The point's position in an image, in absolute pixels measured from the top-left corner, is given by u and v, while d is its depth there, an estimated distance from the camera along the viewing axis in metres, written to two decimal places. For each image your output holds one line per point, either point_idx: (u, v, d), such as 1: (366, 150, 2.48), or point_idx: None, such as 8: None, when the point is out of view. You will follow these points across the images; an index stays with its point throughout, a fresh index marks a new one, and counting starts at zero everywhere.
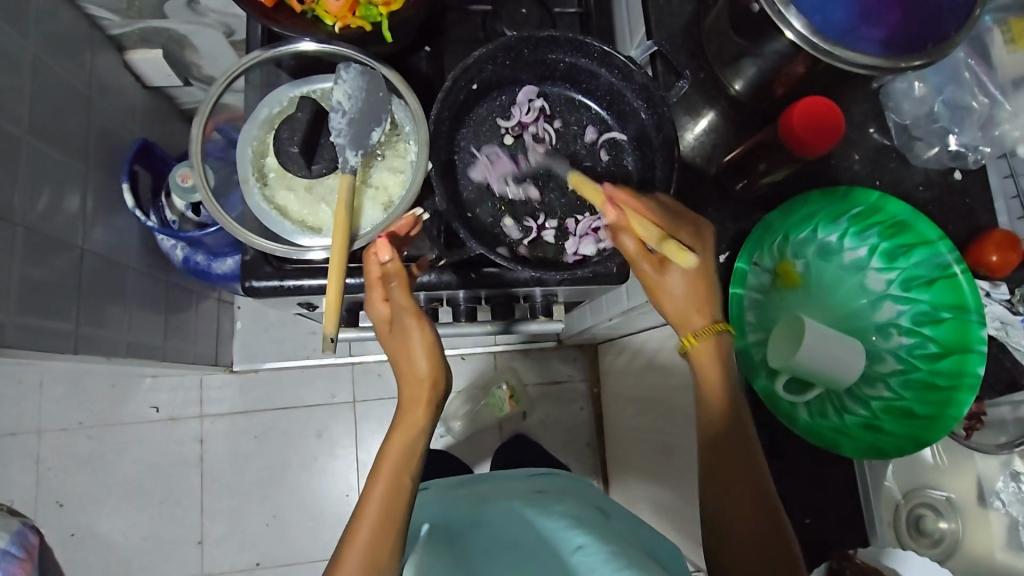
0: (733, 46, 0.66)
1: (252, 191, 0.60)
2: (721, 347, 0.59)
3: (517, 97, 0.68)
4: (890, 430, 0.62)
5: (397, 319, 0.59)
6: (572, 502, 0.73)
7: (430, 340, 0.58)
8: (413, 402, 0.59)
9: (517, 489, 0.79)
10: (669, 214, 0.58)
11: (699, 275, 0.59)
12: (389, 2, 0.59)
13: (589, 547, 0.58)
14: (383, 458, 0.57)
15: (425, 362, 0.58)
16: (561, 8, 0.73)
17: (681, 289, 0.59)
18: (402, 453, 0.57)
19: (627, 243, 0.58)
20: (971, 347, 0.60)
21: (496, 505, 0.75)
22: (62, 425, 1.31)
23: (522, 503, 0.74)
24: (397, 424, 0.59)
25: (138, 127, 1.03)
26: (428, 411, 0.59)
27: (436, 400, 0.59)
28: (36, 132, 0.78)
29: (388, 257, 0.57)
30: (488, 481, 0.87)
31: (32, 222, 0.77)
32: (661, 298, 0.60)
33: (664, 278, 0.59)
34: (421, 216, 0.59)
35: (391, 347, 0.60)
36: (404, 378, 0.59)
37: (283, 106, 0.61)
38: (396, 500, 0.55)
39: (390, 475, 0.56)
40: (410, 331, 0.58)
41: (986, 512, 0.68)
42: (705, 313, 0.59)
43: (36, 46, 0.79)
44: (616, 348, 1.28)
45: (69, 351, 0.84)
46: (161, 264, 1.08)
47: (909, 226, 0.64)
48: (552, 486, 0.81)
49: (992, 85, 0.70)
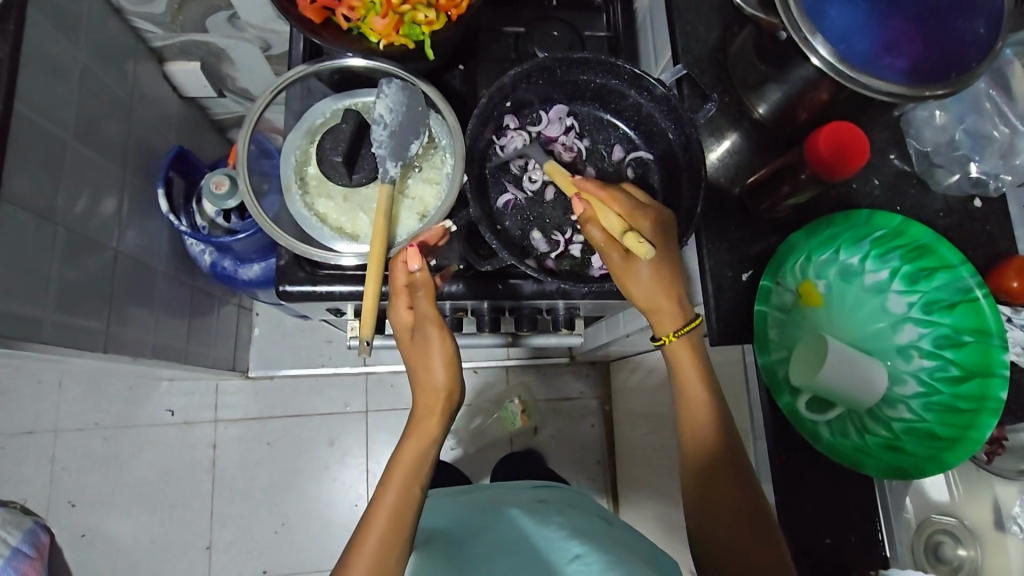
0: (759, 72, 0.69)
1: (294, 198, 0.62)
2: (694, 345, 0.63)
3: (548, 115, 0.71)
4: (912, 451, 0.62)
5: (419, 327, 0.60)
6: (575, 513, 0.74)
7: (450, 351, 0.59)
8: (428, 411, 0.60)
9: (518, 499, 0.79)
10: (636, 207, 0.59)
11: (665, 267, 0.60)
12: (432, 22, 0.60)
13: (586, 557, 0.61)
14: (394, 468, 0.58)
15: (442, 374, 0.59)
16: (590, 32, 0.76)
17: (646, 281, 0.60)
18: (416, 460, 0.58)
19: (594, 233, 0.60)
20: (994, 371, 0.60)
21: (496, 514, 0.75)
22: (79, 426, 1.32)
23: (522, 512, 0.73)
24: (410, 432, 0.59)
25: (172, 135, 1.07)
26: (442, 420, 0.60)
27: (449, 410, 0.61)
28: (80, 137, 0.81)
29: (416, 267, 0.57)
30: (488, 489, 0.87)
31: (72, 223, 0.79)
32: (629, 284, 0.60)
33: (630, 267, 0.60)
34: (451, 227, 0.59)
35: (410, 354, 0.61)
36: (420, 386, 0.60)
37: (326, 118, 0.64)
38: (407, 507, 0.56)
39: (399, 485, 0.56)
40: (430, 340, 0.59)
41: (1004, 537, 0.67)
42: (671, 301, 0.61)
43: (84, 55, 0.82)
44: (629, 366, 1.29)
45: (99, 350, 0.86)
46: (188, 269, 1.11)
47: (931, 250, 0.65)
48: (556, 496, 0.81)
49: (1013, 115, 0.70)
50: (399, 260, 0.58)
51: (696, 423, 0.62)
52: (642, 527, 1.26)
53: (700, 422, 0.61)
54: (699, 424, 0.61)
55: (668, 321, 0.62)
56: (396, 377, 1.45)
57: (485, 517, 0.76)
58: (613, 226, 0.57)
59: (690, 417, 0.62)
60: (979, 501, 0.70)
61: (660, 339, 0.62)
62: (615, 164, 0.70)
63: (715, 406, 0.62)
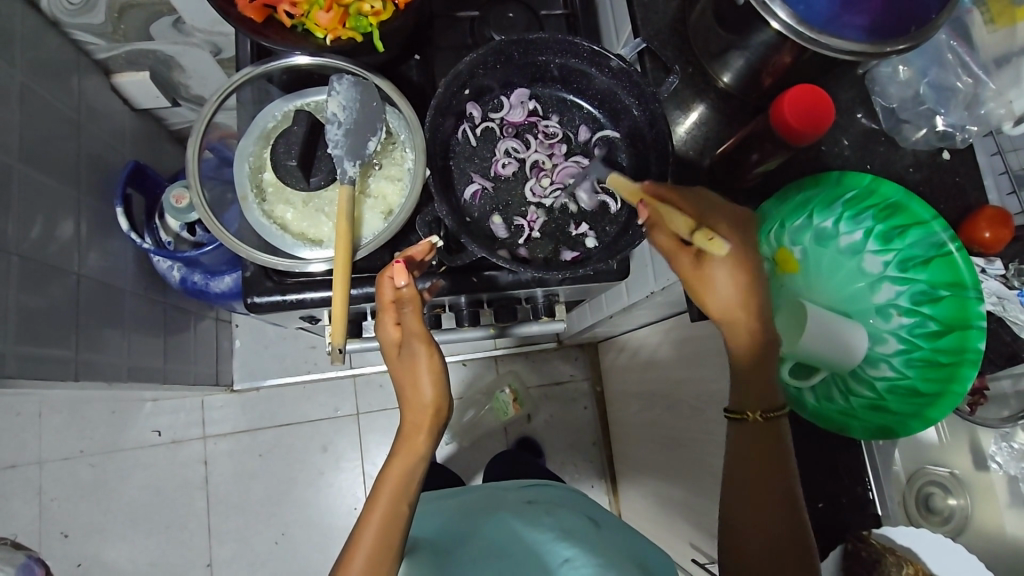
0: (720, 40, 0.67)
1: (251, 207, 0.59)
2: (774, 432, 0.56)
3: (510, 100, 0.68)
4: (896, 409, 0.63)
5: (406, 343, 0.58)
6: (564, 513, 0.74)
7: (438, 368, 0.58)
8: (415, 429, 0.58)
9: (506, 500, 0.79)
10: (700, 206, 0.56)
11: (737, 267, 0.55)
12: (379, 12, 0.58)
13: (576, 561, 0.64)
14: (381, 485, 0.56)
15: (430, 389, 0.58)
16: (548, 11, 0.73)
17: (723, 283, 0.55)
18: (402, 479, 0.57)
19: (657, 235, 0.56)
20: (971, 323, 0.61)
21: (486, 520, 0.74)
22: (63, 455, 1.29)
23: (512, 515, 0.74)
24: (397, 449, 0.58)
25: (128, 150, 1.03)
26: (429, 438, 0.58)
27: (438, 427, 0.59)
28: (27, 159, 0.78)
29: (402, 283, 0.56)
30: (474, 490, 0.86)
31: (27, 251, 0.76)
32: (703, 294, 0.56)
33: (705, 272, 0.55)
34: (437, 241, 0.59)
35: (396, 370, 0.59)
36: (407, 403, 0.59)
37: (277, 121, 0.62)
38: (393, 527, 0.55)
39: (386, 503, 0.55)
40: (418, 356, 0.58)
41: (987, 474, 0.72)
42: (747, 310, 0.55)
43: (23, 73, 0.79)
44: (617, 346, 1.28)
45: (69, 378, 0.83)
46: (158, 287, 1.08)
47: (902, 208, 0.65)
48: (543, 494, 0.82)
49: (975, 64, 0.69)
50: (385, 275, 0.57)
51: (754, 408, 0.56)
52: (639, 505, 1.27)
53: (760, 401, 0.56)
54: (766, 408, 0.56)
55: (745, 326, 0.56)
56: (385, 377, 1.43)
57: (472, 523, 0.75)
58: (678, 223, 0.53)
59: (741, 398, 0.57)
60: (965, 449, 0.73)
61: (741, 413, 0.57)
62: (581, 145, 0.69)
63: (775, 391, 0.57)
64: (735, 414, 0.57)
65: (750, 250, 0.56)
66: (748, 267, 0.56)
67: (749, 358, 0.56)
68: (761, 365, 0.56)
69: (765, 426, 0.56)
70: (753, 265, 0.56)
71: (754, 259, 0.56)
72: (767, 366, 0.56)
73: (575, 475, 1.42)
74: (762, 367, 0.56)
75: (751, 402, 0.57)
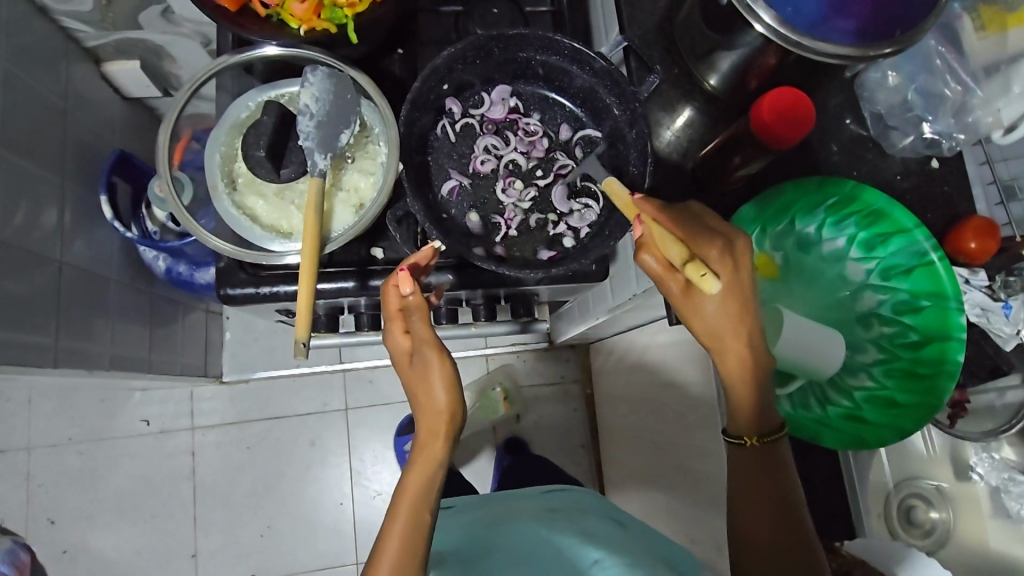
0: (705, 40, 0.66)
1: (221, 197, 0.59)
2: (774, 454, 0.56)
3: (490, 96, 0.67)
4: (873, 420, 0.62)
5: (417, 351, 0.58)
6: (589, 520, 0.73)
7: (451, 373, 0.58)
8: (432, 435, 0.57)
9: (528, 510, 0.78)
10: (700, 231, 0.55)
11: (732, 296, 0.54)
12: (354, 4, 0.56)
13: (605, 562, 0.62)
14: (402, 492, 0.55)
15: (444, 395, 0.57)
16: (533, 8, 0.72)
17: (716, 312, 0.54)
18: (422, 486, 0.55)
19: (650, 262, 0.55)
20: (951, 334, 0.60)
21: (508, 532, 0.73)
22: (52, 442, 1.30)
23: (537, 524, 0.73)
24: (415, 457, 0.57)
25: (117, 139, 1.03)
26: (446, 446, 0.57)
27: (455, 434, 0.58)
28: (9, 146, 0.78)
29: (409, 290, 0.57)
30: (495, 501, 0.85)
31: (8, 237, 0.76)
32: (694, 320, 0.56)
33: (695, 300, 0.55)
34: (440, 247, 0.60)
35: (409, 378, 0.59)
36: (421, 410, 0.58)
37: (250, 111, 0.60)
38: (416, 533, 0.54)
39: (408, 511, 0.54)
40: (431, 364, 0.58)
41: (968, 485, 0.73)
42: (740, 338, 0.55)
43: (8, 59, 0.78)
44: (606, 348, 1.27)
45: (50, 366, 0.84)
46: (144, 277, 1.08)
47: (885, 215, 0.63)
48: (566, 502, 0.81)
49: (963, 71, 0.68)
50: (390, 284, 0.58)
51: (751, 432, 0.56)
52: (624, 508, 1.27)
53: (756, 426, 0.56)
54: (762, 432, 0.56)
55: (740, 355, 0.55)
56: (374, 373, 1.43)
57: (494, 529, 0.74)
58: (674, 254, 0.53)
59: (736, 414, 0.57)
60: (945, 461, 0.74)
61: (739, 436, 0.57)
62: (562, 144, 0.68)
63: (772, 413, 0.56)
64: (734, 437, 0.57)
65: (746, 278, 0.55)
66: (744, 296, 0.55)
67: (743, 384, 0.56)
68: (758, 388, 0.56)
69: (763, 448, 0.56)
70: (748, 295, 0.55)
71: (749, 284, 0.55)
72: (763, 388, 0.56)
73: None
74: (760, 393, 0.56)
75: (748, 426, 0.56)
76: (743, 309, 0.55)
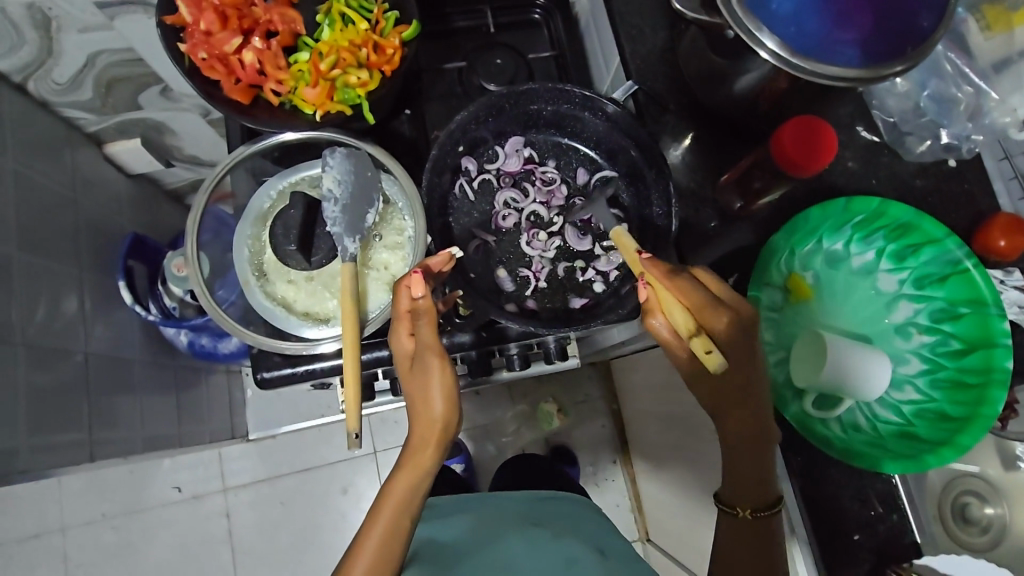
0: (713, 65, 0.64)
1: (254, 291, 0.59)
2: (764, 532, 0.55)
3: (505, 148, 0.67)
4: (927, 436, 0.61)
5: (419, 356, 0.52)
6: (570, 541, 0.68)
7: (451, 382, 0.51)
8: (422, 443, 0.51)
9: (509, 517, 0.74)
10: (710, 301, 0.50)
11: (739, 371, 0.50)
12: (366, 83, 0.58)
13: None
14: (383, 498, 0.49)
15: (440, 405, 0.50)
16: (535, 54, 0.73)
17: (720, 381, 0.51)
18: (405, 497, 0.49)
19: (660, 329, 0.53)
20: (995, 341, 0.60)
21: (495, 538, 0.68)
22: (85, 519, 1.28)
23: (518, 537, 0.68)
24: (402, 462, 0.50)
25: (126, 217, 1.03)
26: (437, 455, 0.51)
27: (448, 443, 0.52)
28: (27, 247, 0.77)
29: (420, 294, 0.52)
30: (479, 500, 0.80)
31: (33, 337, 0.75)
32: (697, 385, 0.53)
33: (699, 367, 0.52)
34: (456, 252, 0.56)
35: (407, 383, 0.52)
36: (415, 416, 0.52)
37: (272, 200, 0.61)
38: (392, 546, 0.48)
39: (388, 521, 0.48)
40: (430, 370, 0.51)
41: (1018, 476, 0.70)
42: (743, 416, 0.52)
43: (16, 158, 0.78)
44: (630, 365, 1.27)
45: (85, 459, 0.83)
46: (165, 350, 1.07)
47: (913, 227, 0.63)
48: (549, 514, 0.76)
49: (975, 73, 0.69)
50: (402, 284, 0.53)
51: (746, 506, 0.55)
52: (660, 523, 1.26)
53: (752, 502, 0.55)
54: (757, 508, 0.55)
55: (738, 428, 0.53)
56: (399, 413, 1.42)
57: (484, 537, 0.69)
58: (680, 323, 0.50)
59: (732, 490, 0.55)
60: (991, 451, 0.72)
61: (732, 508, 0.55)
62: (580, 189, 0.68)
63: (769, 491, 0.55)
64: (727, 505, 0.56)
65: (755, 356, 0.50)
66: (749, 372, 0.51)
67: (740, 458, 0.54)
68: (756, 462, 0.54)
69: (754, 524, 0.55)
70: (754, 370, 0.51)
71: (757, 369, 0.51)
72: (760, 469, 0.54)
73: (598, 496, 1.41)
74: (756, 471, 0.54)
75: (745, 500, 0.55)
76: (740, 390, 0.51)
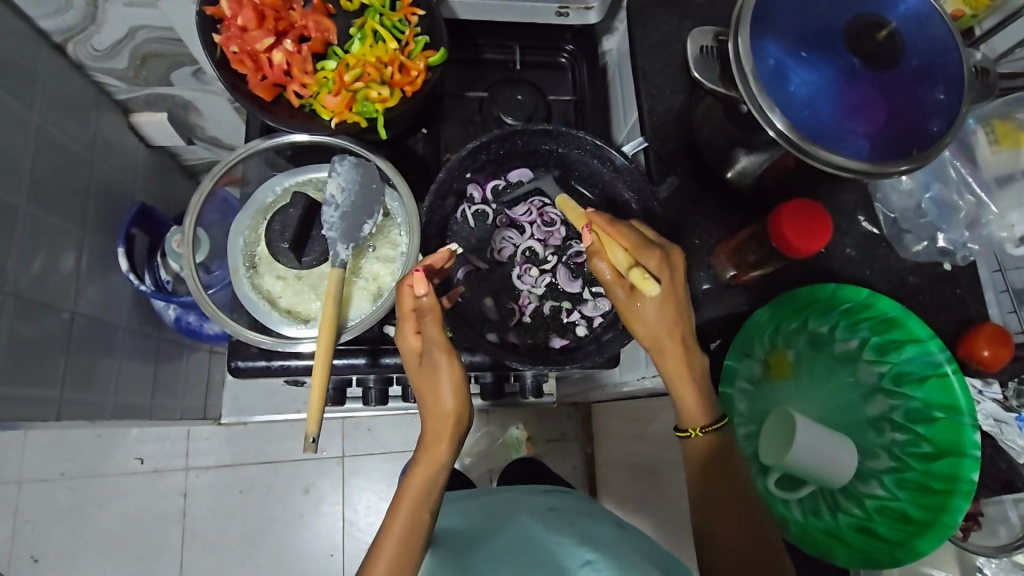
0: (725, 134, 0.65)
1: (242, 281, 0.61)
2: (720, 448, 0.57)
3: (511, 179, 0.69)
4: (884, 533, 0.61)
5: (427, 353, 0.55)
6: (586, 523, 0.65)
7: (460, 377, 0.55)
8: (436, 438, 0.54)
9: (528, 504, 0.73)
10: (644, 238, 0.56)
11: (673, 301, 0.55)
12: (386, 99, 0.60)
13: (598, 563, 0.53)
14: (404, 494, 0.53)
15: (451, 398, 0.54)
16: (556, 96, 0.75)
17: (657, 316, 0.55)
18: (425, 487, 0.53)
19: (601, 267, 0.57)
20: (965, 451, 0.59)
21: (508, 521, 0.68)
22: (43, 476, 1.28)
23: (534, 519, 0.67)
24: (418, 458, 0.54)
25: (138, 186, 1.04)
26: (451, 448, 0.55)
27: (460, 435, 0.56)
28: (35, 200, 0.78)
29: (422, 291, 0.53)
30: (499, 493, 0.81)
31: (24, 288, 0.76)
32: (635, 323, 0.57)
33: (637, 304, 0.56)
34: (457, 249, 0.57)
35: (417, 380, 0.56)
36: (427, 412, 0.55)
37: (276, 196, 0.63)
38: (415, 534, 0.52)
39: (410, 510, 0.53)
40: (439, 365, 0.54)
41: None
42: (676, 338, 0.56)
43: (40, 114, 0.80)
44: (609, 412, 1.26)
45: (53, 418, 0.83)
46: (152, 321, 1.08)
47: (899, 324, 0.63)
48: (566, 504, 0.74)
49: (977, 183, 0.70)
50: (404, 283, 0.54)
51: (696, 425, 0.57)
52: None
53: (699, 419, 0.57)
54: (705, 425, 0.57)
55: (675, 354, 0.56)
56: (373, 421, 1.41)
57: (496, 523, 0.69)
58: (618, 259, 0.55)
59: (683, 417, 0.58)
60: (951, 557, 0.70)
61: (686, 431, 0.57)
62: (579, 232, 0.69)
63: (712, 406, 0.57)
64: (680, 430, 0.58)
65: (684, 286, 0.56)
66: (680, 299, 0.56)
67: (680, 379, 0.57)
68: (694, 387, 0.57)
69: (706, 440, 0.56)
70: (684, 300, 0.56)
71: (686, 297, 0.57)
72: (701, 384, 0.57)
73: None
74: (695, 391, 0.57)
75: (691, 420, 0.57)
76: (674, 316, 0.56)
